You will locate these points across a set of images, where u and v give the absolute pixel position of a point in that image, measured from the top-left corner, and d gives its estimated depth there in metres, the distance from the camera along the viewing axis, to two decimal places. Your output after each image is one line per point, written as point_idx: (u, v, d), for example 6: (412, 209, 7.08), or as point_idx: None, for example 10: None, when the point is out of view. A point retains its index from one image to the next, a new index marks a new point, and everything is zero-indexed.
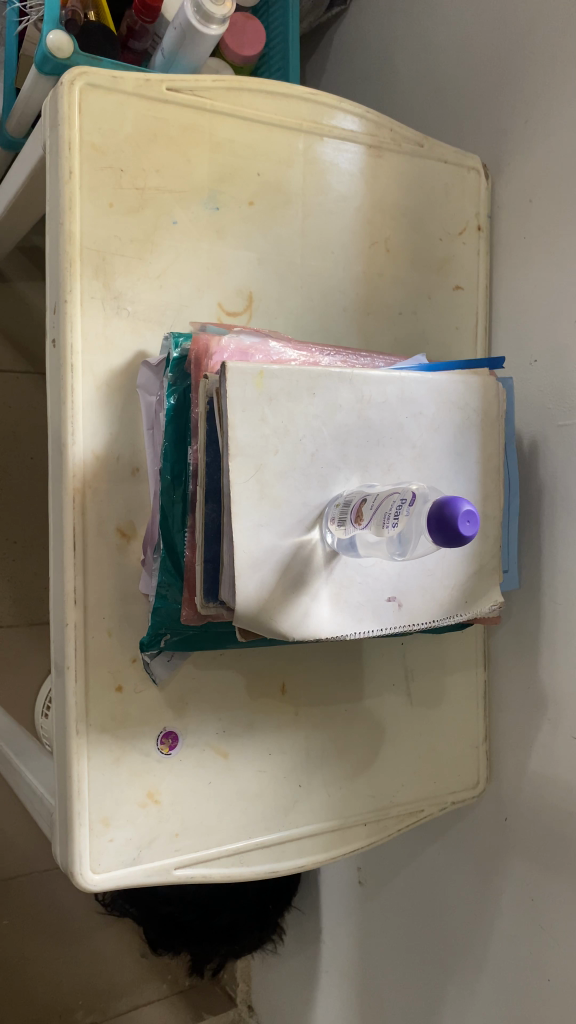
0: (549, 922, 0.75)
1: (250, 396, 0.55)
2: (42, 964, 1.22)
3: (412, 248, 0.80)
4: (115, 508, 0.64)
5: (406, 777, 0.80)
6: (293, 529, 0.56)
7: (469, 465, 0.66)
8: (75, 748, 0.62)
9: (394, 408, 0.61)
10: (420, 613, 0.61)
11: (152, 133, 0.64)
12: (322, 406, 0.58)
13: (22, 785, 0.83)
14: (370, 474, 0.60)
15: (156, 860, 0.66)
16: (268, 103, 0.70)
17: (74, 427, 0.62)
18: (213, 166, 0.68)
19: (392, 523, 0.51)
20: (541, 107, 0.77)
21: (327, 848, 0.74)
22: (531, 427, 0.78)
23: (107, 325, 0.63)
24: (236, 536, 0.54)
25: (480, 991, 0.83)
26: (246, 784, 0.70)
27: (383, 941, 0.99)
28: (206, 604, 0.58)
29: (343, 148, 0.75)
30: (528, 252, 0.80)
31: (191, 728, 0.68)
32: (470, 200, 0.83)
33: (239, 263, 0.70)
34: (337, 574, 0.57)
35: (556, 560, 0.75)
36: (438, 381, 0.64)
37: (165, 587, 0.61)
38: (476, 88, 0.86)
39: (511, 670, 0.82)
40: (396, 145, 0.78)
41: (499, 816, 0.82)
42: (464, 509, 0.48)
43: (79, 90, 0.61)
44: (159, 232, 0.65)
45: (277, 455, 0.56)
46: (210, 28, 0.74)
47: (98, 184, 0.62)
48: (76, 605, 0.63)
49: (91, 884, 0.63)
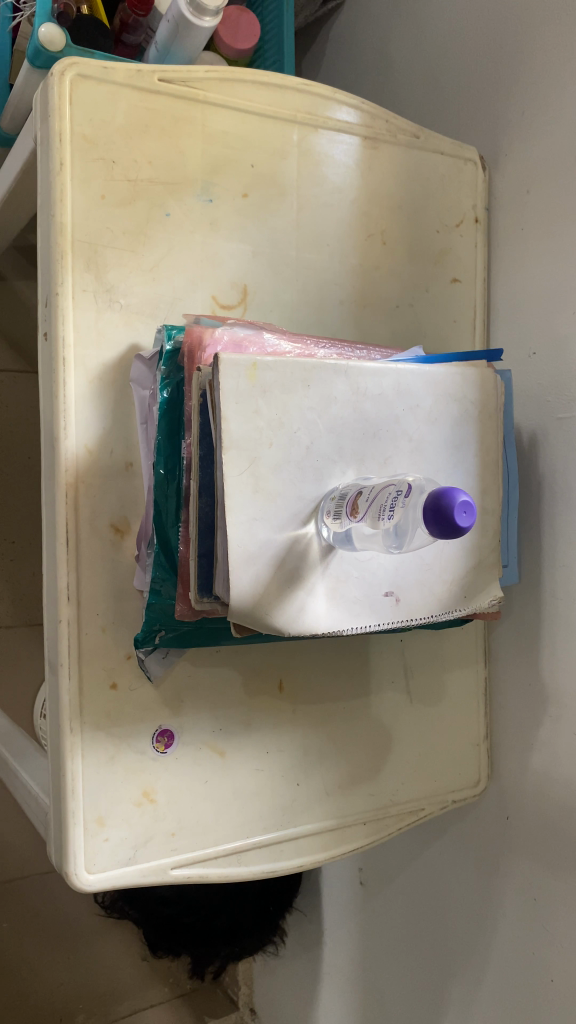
0: (551, 922, 0.74)
1: (244, 388, 0.55)
2: (41, 968, 1.21)
3: (409, 241, 0.79)
4: (109, 503, 0.63)
5: (406, 776, 0.79)
6: (288, 523, 0.55)
7: (467, 458, 0.65)
8: (69, 746, 0.61)
9: (390, 400, 0.60)
10: (418, 607, 0.60)
11: (144, 123, 0.64)
12: (317, 399, 0.58)
13: (17, 785, 0.82)
14: (366, 468, 0.59)
15: (152, 860, 0.65)
16: (262, 94, 0.69)
17: (66, 421, 0.61)
18: (207, 158, 0.67)
19: (388, 515, 0.50)
20: (538, 97, 0.76)
21: (326, 847, 0.73)
22: (531, 421, 0.77)
23: (99, 319, 0.63)
24: (231, 531, 0.53)
25: (482, 992, 0.82)
26: (243, 783, 0.69)
27: (384, 943, 0.98)
28: (201, 600, 0.58)
29: (339, 140, 0.74)
30: (526, 244, 0.79)
31: (187, 726, 0.67)
32: (467, 192, 0.82)
33: (233, 256, 0.69)
34: (333, 568, 0.56)
35: (557, 554, 0.74)
36: (435, 373, 0.63)
37: (159, 583, 0.60)
38: (473, 79, 0.85)
39: (512, 667, 0.81)
40: (392, 137, 0.78)
41: (501, 815, 0.81)
42: (461, 499, 0.47)
43: (70, 81, 0.60)
44: (152, 224, 0.65)
45: (271, 449, 0.55)
46: (203, 20, 0.74)
47: (90, 176, 0.61)
48: (70, 601, 0.62)
49: (85, 884, 0.62)
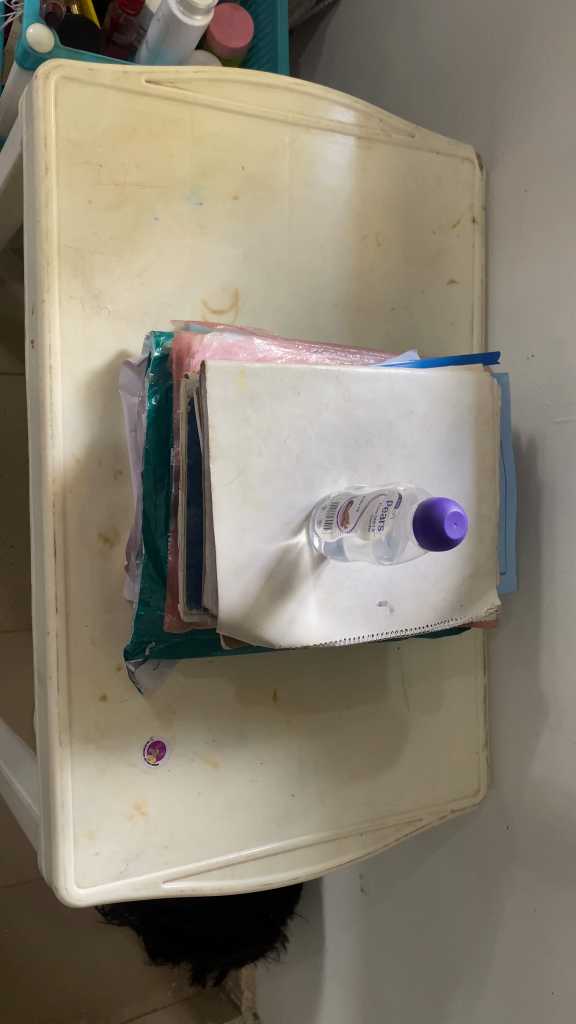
0: (552, 934, 0.73)
1: (232, 396, 0.53)
2: (44, 971, 1.21)
3: (404, 241, 0.78)
4: (97, 512, 0.62)
5: (404, 785, 0.78)
6: (278, 533, 0.54)
7: (463, 464, 0.64)
8: (58, 759, 0.61)
9: (383, 406, 0.59)
10: (413, 617, 0.59)
11: (131, 126, 0.63)
12: (308, 406, 0.56)
13: (11, 796, 0.81)
14: (358, 476, 0.58)
15: (144, 874, 0.64)
16: (253, 95, 0.68)
17: (53, 430, 0.60)
18: (196, 160, 0.66)
19: (378, 525, 0.49)
20: (536, 94, 0.75)
21: (321, 859, 0.72)
22: (529, 425, 0.76)
23: (86, 325, 0.62)
24: (219, 542, 0.52)
25: (483, 1003, 0.81)
26: (236, 794, 0.68)
27: (385, 951, 0.97)
28: (189, 611, 0.56)
29: (333, 140, 0.73)
30: (525, 244, 0.77)
31: (179, 738, 0.66)
32: (464, 192, 0.81)
33: (223, 260, 0.68)
34: (325, 579, 0.55)
35: (556, 560, 0.73)
36: (429, 377, 0.61)
37: (147, 593, 0.59)
38: (471, 76, 0.84)
39: (511, 675, 0.80)
40: (386, 136, 0.76)
41: (501, 825, 0.80)
42: (452, 511, 0.45)
43: (55, 83, 0.59)
44: (140, 228, 0.64)
45: (260, 458, 0.54)
46: (193, 20, 0.73)
47: (75, 180, 0.60)
48: (58, 613, 0.61)
49: (76, 899, 0.61)
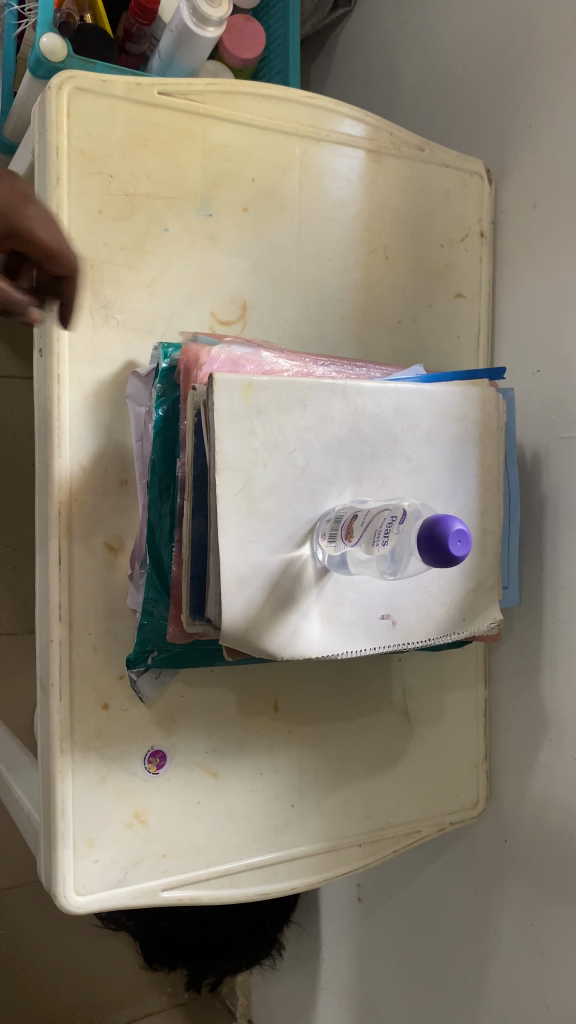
0: (549, 949, 0.72)
1: (238, 408, 0.54)
2: (40, 973, 1.21)
3: (412, 254, 0.78)
4: (102, 521, 0.63)
5: (403, 796, 0.78)
6: (283, 545, 0.54)
7: (467, 478, 0.64)
8: (59, 766, 0.61)
9: (389, 420, 0.59)
10: (415, 630, 0.59)
11: (142, 137, 0.63)
12: (314, 418, 0.57)
13: (11, 800, 0.82)
14: (363, 489, 0.58)
15: (142, 882, 0.64)
16: (264, 107, 0.68)
17: (60, 439, 0.61)
18: (206, 172, 0.66)
19: (382, 540, 0.49)
20: (546, 110, 0.75)
21: (319, 869, 0.72)
22: (534, 440, 0.76)
23: (95, 335, 0.62)
24: (223, 553, 0.52)
25: (478, 1016, 0.81)
26: (236, 804, 0.68)
27: (382, 961, 0.97)
28: (192, 623, 0.57)
29: (343, 153, 0.73)
30: (532, 259, 0.78)
31: (179, 748, 0.66)
32: (472, 206, 0.81)
33: (232, 271, 0.68)
34: (328, 591, 0.55)
35: (558, 576, 0.73)
36: (435, 392, 0.62)
37: (151, 603, 0.60)
38: (481, 91, 0.84)
39: (512, 688, 0.80)
40: (396, 150, 0.76)
41: (499, 838, 0.80)
42: (456, 528, 0.45)
43: (68, 94, 0.60)
44: (150, 239, 0.64)
45: (266, 470, 0.54)
46: (206, 30, 0.73)
47: (86, 191, 0.61)
48: (62, 621, 0.61)
49: (74, 906, 0.61)
